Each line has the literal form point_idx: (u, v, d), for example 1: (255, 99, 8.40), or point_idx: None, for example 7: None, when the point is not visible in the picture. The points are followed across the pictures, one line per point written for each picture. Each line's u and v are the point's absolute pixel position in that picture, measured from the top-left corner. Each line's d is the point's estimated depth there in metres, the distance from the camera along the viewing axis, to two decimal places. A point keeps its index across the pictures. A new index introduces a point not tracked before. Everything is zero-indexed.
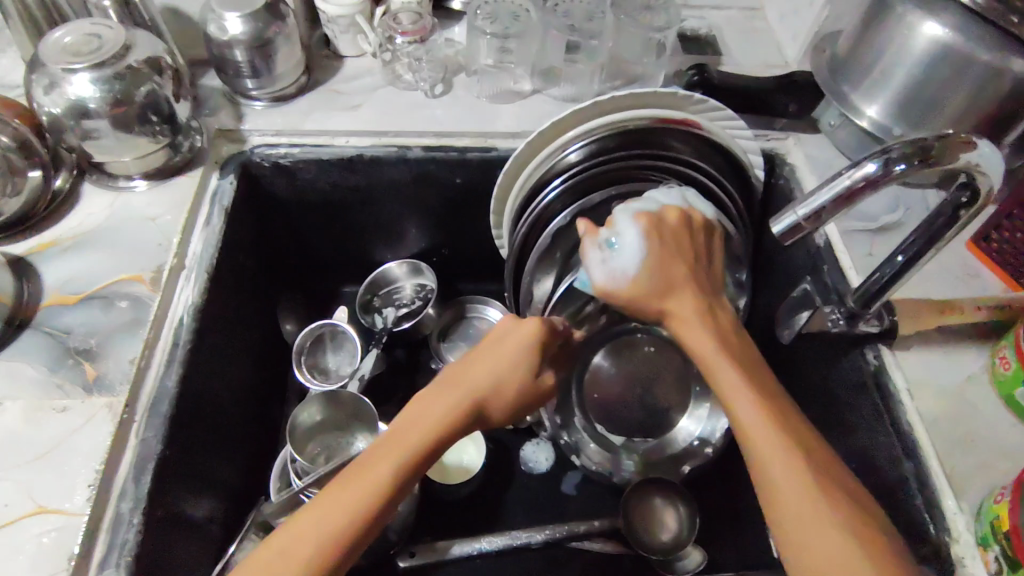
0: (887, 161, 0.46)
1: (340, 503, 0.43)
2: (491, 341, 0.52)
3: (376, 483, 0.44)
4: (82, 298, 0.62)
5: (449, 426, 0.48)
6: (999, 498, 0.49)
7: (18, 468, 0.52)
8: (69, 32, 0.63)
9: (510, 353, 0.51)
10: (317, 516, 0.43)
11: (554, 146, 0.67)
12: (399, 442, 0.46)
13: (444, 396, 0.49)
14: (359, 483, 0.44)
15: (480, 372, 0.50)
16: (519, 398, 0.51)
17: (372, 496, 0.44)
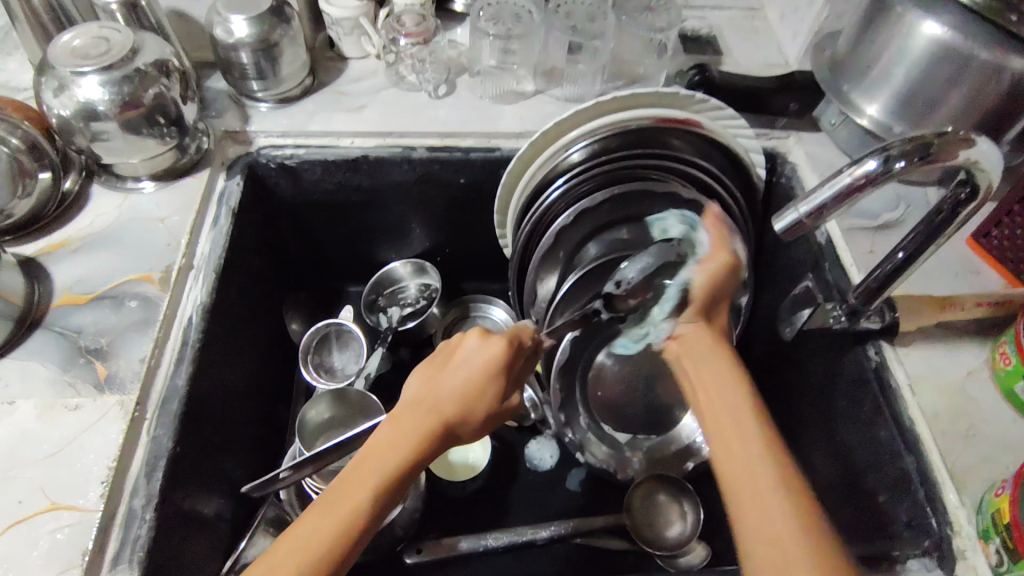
0: (887, 158, 0.46)
1: (310, 543, 0.43)
2: (456, 360, 0.52)
3: (352, 516, 0.44)
4: (92, 298, 0.63)
5: (415, 459, 0.47)
6: (1000, 491, 0.50)
7: (31, 465, 0.53)
8: (78, 35, 0.64)
9: (477, 376, 0.50)
10: (289, 554, 0.43)
11: (557, 145, 0.68)
12: (372, 471, 0.46)
13: (411, 427, 0.48)
14: (332, 515, 0.44)
15: (449, 397, 0.50)
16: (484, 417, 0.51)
17: (343, 530, 0.44)
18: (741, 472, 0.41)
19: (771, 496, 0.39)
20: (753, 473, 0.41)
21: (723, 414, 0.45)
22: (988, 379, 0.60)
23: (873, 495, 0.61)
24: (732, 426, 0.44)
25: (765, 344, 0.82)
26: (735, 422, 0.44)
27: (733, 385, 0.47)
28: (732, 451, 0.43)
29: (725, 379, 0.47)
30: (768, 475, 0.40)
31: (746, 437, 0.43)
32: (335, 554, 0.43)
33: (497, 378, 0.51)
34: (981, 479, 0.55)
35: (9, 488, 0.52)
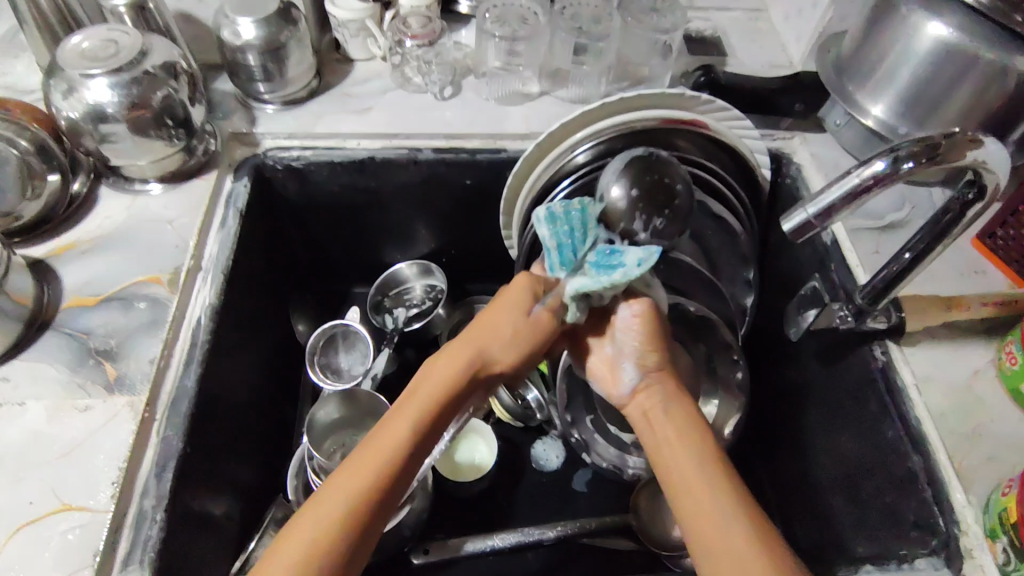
0: (895, 160, 0.47)
1: (366, 460, 0.46)
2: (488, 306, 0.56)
3: (404, 432, 0.48)
4: (101, 299, 0.63)
5: (454, 387, 0.51)
6: (1007, 490, 0.50)
7: (42, 466, 0.53)
8: (87, 38, 0.64)
9: (502, 306, 0.55)
10: (348, 474, 0.46)
11: (564, 146, 0.69)
12: (418, 398, 0.50)
13: (447, 359, 0.53)
14: (382, 443, 0.47)
15: (477, 331, 0.54)
16: (516, 344, 0.54)
17: (396, 447, 0.47)
18: (710, 532, 0.45)
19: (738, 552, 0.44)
20: (721, 533, 0.45)
21: (688, 474, 0.48)
22: (995, 379, 0.60)
23: (880, 495, 0.62)
24: (694, 484, 0.47)
25: (770, 344, 0.82)
26: (695, 482, 0.48)
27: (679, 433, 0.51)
28: (699, 511, 0.46)
29: (679, 439, 0.51)
30: (726, 513, 0.46)
31: (708, 493, 0.47)
32: (390, 469, 0.47)
33: (523, 304, 0.55)
34: (988, 479, 0.55)
35: (20, 489, 0.52)
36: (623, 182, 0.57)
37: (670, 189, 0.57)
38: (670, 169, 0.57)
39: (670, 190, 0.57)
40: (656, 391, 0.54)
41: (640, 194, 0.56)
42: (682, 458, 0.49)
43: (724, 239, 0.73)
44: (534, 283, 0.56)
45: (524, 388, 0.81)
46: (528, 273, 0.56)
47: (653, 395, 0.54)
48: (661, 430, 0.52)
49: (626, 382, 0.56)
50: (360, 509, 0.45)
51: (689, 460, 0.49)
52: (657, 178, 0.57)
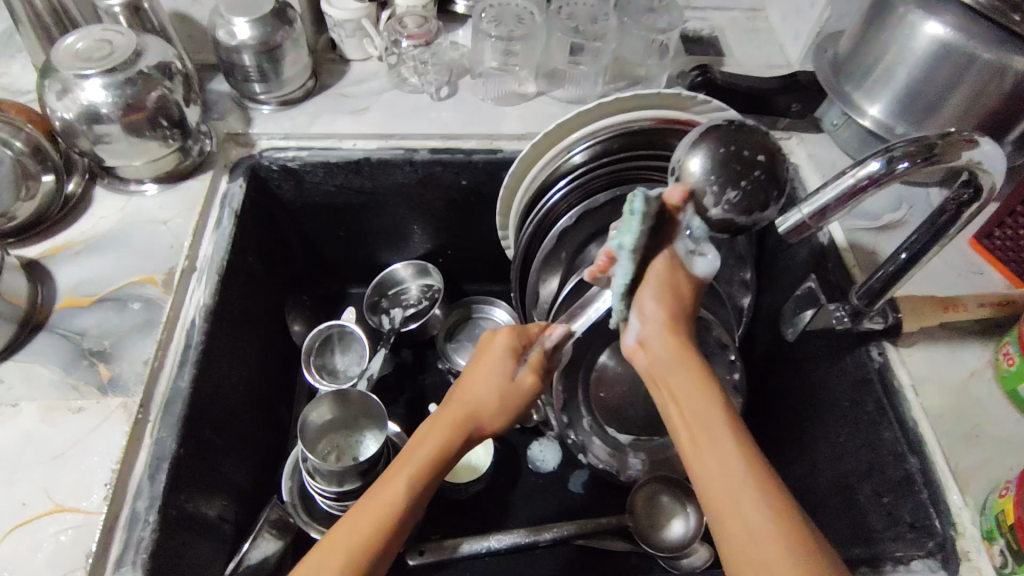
0: (890, 159, 0.46)
1: (357, 525, 0.45)
2: (477, 360, 0.54)
3: (393, 502, 0.46)
4: (95, 300, 0.63)
5: (442, 454, 0.49)
6: (1004, 492, 0.50)
7: (36, 467, 0.53)
8: (82, 38, 0.64)
9: (490, 364, 0.53)
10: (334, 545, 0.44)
11: (560, 146, 0.69)
12: (412, 458, 0.49)
13: (440, 422, 0.51)
14: (375, 508, 0.46)
15: (465, 394, 0.52)
16: (502, 406, 0.51)
17: (386, 520, 0.46)
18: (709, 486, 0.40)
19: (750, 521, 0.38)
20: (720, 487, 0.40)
21: (694, 422, 0.43)
22: (992, 379, 0.60)
23: (877, 496, 0.61)
24: (707, 443, 0.42)
25: (767, 345, 0.82)
26: (711, 440, 0.42)
27: (691, 376, 0.45)
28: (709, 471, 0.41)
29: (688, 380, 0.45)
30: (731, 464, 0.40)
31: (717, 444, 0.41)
32: (380, 539, 0.45)
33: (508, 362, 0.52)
34: (985, 480, 0.55)
35: (13, 491, 0.52)
36: (700, 151, 0.48)
37: (747, 160, 0.47)
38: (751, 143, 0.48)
39: (750, 160, 0.47)
40: (663, 336, 0.47)
41: (713, 163, 0.48)
42: (694, 403, 0.43)
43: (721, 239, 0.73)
44: (517, 337, 0.54)
45: None
46: (511, 327, 0.54)
47: (659, 343, 0.47)
48: (672, 382, 0.45)
49: (630, 332, 0.48)
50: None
51: (704, 414, 0.43)
52: (734, 150, 0.48)
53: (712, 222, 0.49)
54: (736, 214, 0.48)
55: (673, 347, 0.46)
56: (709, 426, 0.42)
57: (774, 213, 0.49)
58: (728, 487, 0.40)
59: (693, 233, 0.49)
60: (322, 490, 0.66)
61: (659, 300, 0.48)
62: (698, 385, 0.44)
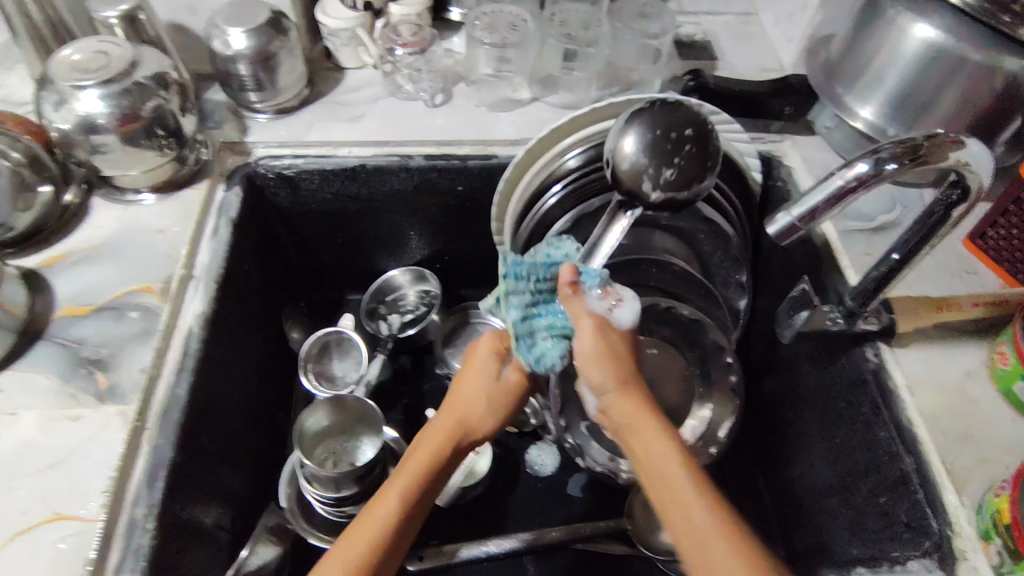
0: (878, 161, 0.47)
1: (355, 538, 0.48)
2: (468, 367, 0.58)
3: (387, 507, 0.49)
4: (93, 310, 0.64)
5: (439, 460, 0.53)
6: (999, 492, 0.50)
7: (34, 475, 0.53)
8: (78, 50, 0.64)
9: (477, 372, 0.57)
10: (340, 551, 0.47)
11: (554, 151, 0.69)
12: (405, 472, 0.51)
13: (430, 433, 0.54)
14: (367, 523, 0.48)
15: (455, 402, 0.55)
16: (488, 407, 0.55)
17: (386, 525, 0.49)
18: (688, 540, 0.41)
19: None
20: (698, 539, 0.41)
21: (661, 472, 0.44)
22: (987, 379, 0.60)
23: (873, 497, 0.61)
24: (672, 500, 0.43)
25: (762, 348, 0.82)
26: (679, 502, 0.43)
27: (652, 428, 0.47)
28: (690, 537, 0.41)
29: (649, 430, 0.47)
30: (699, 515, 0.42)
31: (682, 495, 0.43)
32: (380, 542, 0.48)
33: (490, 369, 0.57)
34: (980, 480, 0.55)
35: (11, 500, 0.52)
36: (630, 134, 0.51)
37: (676, 141, 0.50)
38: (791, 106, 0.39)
39: (679, 138, 0.50)
40: (633, 399, 0.48)
41: (645, 145, 0.50)
42: (658, 454, 0.45)
43: (716, 242, 0.74)
44: (500, 340, 0.58)
45: None
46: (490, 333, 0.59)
47: (629, 405, 0.48)
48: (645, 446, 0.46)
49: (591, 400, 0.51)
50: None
51: (666, 471, 0.44)
52: (663, 131, 0.50)
53: (655, 205, 0.51)
54: (676, 192, 0.50)
55: (636, 405, 0.48)
56: (673, 477, 0.44)
57: (712, 183, 0.52)
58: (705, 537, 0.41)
59: (596, 292, 0.50)
60: (320, 496, 0.66)
61: (608, 367, 0.48)
62: (662, 434, 0.46)
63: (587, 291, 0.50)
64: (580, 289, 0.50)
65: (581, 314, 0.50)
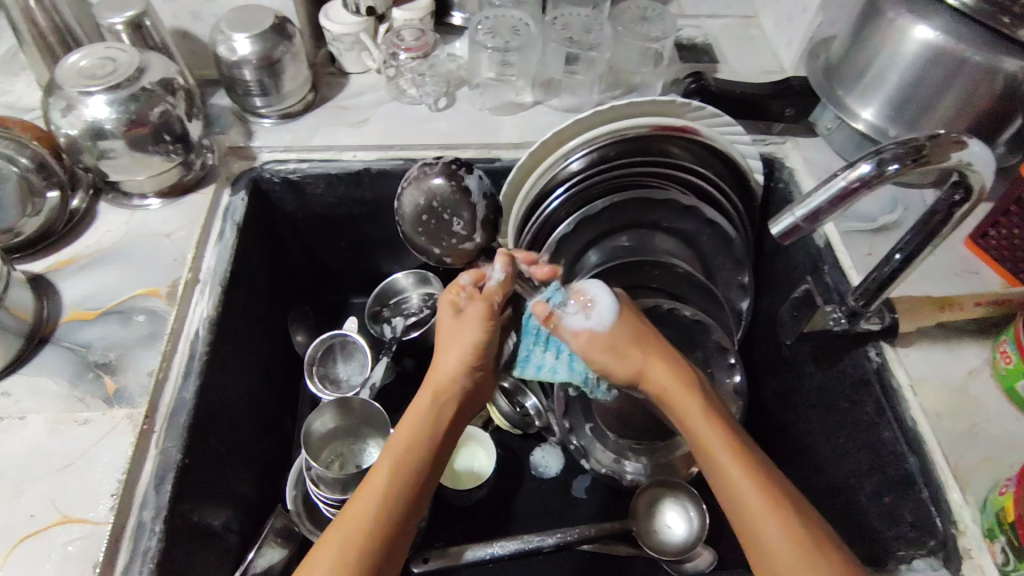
0: (880, 161, 0.47)
1: (356, 508, 0.49)
2: (450, 325, 0.59)
3: (377, 477, 0.51)
4: (101, 313, 0.64)
5: (438, 422, 0.55)
6: (1004, 490, 0.50)
7: (42, 478, 0.54)
8: (85, 56, 0.65)
9: (451, 326, 0.58)
10: (352, 515, 0.49)
11: (557, 153, 0.69)
12: (396, 442, 0.54)
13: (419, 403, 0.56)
14: (367, 488, 0.50)
15: (439, 365, 0.58)
16: (474, 356, 0.57)
17: (393, 481, 0.51)
18: (741, 507, 0.48)
19: (765, 525, 0.46)
20: (749, 506, 0.47)
21: (713, 447, 0.51)
22: (990, 378, 0.60)
23: (878, 496, 0.62)
24: (722, 472, 0.50)
25: (765, 349, 0.82)
26: (722, 475, 0.50)
27: (693, 406, 0.54)
28: (727, 485, 0.49)
29: (690, 408, 0.54)
30: (745, 484, 0.48)
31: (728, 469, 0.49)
32: (389, 494, 0.50)
33: (462, 316, 0.58)
34: (984, 478, 0.55)
35: (21, 503, 0.53)
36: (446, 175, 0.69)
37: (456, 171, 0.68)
38: (445, 187, 0.65)
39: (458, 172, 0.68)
40: (659, 366, 0.56)
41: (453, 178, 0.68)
42: (705, 430, 0.52)
43: (718, 244, 0.74)
44: (484, 295, 0.58)
45: (523, 395, 0.82)
46: (448, 289, 0.60)
47: (660, 381, 0.56)
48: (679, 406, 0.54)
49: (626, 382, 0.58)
50: (369, 538, 0.48)
51: (713, 445, 0.51)
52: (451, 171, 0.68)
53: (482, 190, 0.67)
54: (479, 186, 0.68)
55: (674, 386, 0.55)
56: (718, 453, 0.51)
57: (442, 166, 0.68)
58: (756, 505, 0.47)
59: (564, 304, 0.58)
60: (326, 498, 0.66)
61: (618, 357, 0.57)
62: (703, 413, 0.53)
63: (563, 309, 0.58)
64: (556, 315, 0.57)
65: (569, 332, 0.57)
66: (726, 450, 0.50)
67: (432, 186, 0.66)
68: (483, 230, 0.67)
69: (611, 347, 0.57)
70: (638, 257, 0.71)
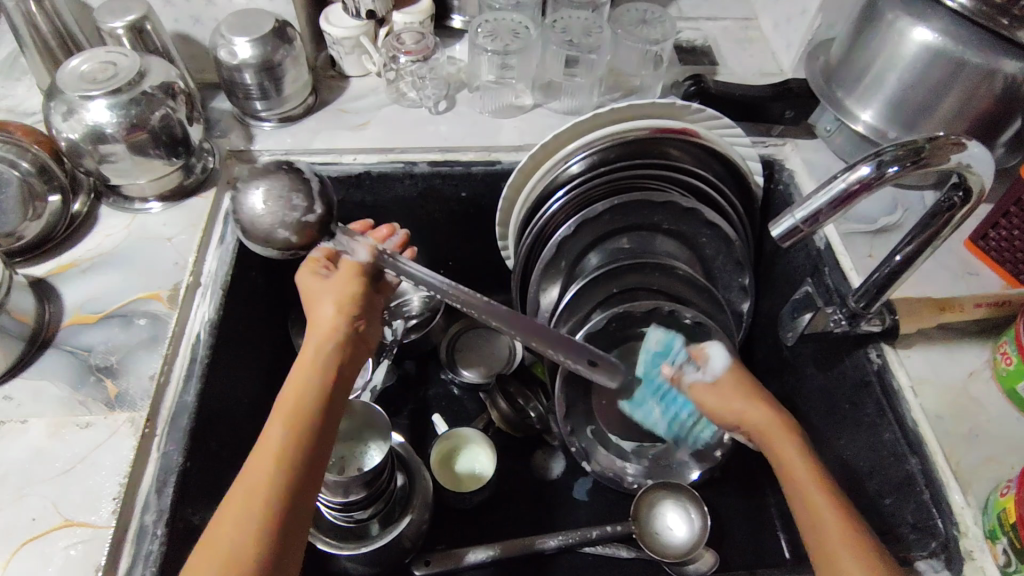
0: (880, 164, 0.47)
1: (264, 460, 0.47)
2: (318, 289, 0.58)
3: (277, 429, 0.49)
4: (102, 317, 0.64)
5: (325, 377, 0.53)
6: (1005, 491, 0.50)
7: (44, 482, 0.54)
8: (86, 60, 0.65)
9: (321, 288, 0.57)
10: (255, 471, 0.47)
11: (556, 158, 0.70)
12: (288, 397, 0.51)
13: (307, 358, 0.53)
14: (266, 442, 0.48)
15: (314, 324, 0.56)
16: (348, 305, 0.56)
17: (284, 438, 0.48)
18: (820, 537, 0.50)
19: (844, 555, 0.48)
20: (827, 535, 0.49)
21: (803, 483, 0.53)
22: (991, 379, 0.60)
23: (879, 498, 0.62)
24: (807, 503, 0.52)
25: (765, 351, 0.82)
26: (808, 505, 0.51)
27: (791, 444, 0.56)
28: (810, 513, 0.51)
29: (789, 449, 0.55)
30: (825, 510, 0.50)
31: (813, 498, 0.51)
32: (284, 450, 0.48)
33: (327, 275, 0.58)
34: (985, 479, 0.55)
35: (23, 507, 0.53)
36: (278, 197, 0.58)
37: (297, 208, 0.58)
38: (273, 180, 0.57)
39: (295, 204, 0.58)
40: (760, 409, 0.59)
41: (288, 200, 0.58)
42: (795, 463, 0.54)
43: (718, 245, 0.74)
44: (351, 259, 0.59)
45: (524, 398, 0.83)
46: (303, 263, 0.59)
47: (762, 420, 0.58)
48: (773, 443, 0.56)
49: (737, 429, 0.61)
50: (276, 500, 0.46)
51: (800, 478, 0.53)
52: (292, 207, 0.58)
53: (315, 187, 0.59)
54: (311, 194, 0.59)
55: (775, 428, 0.57)
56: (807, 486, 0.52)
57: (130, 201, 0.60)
58: (832, 534, 0.49)
59: (684, 364, 0.64)
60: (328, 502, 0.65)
61: (730, 400, 0.60)
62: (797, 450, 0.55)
63: (687, 368, 0.64)
64: (677, 373, 0.64)
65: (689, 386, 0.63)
66: (814, 480, 0.52)
67: (253, 214, 0.57)
68: (321, 200, 0.58)
69: (725, 393, 0.61)
70: (636, 258, 0.70)
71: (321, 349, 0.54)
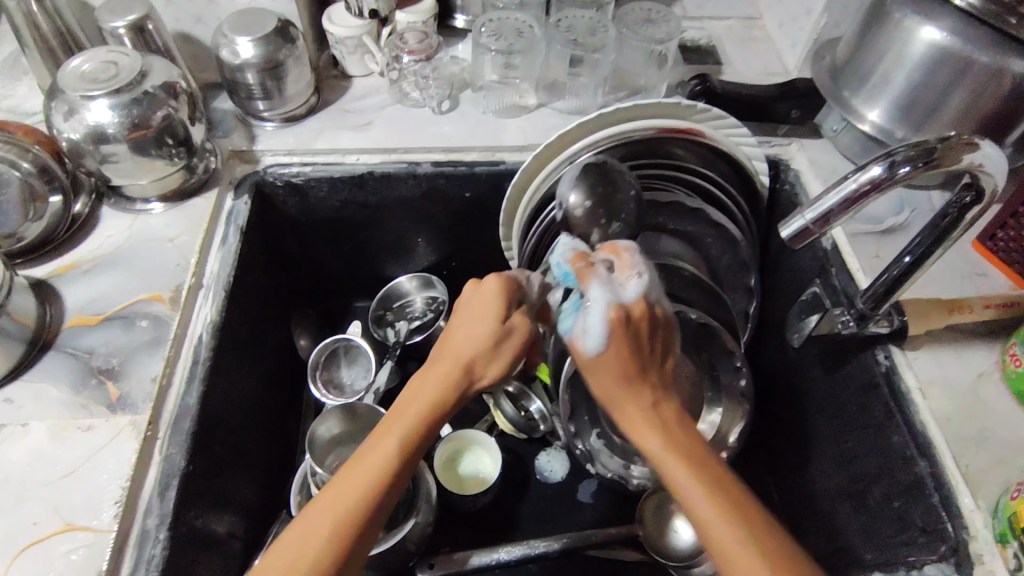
0: (892, 164, 0.47)
1: (346, 490, 0.43)
2: (475, 308, 0.49)
3: (374, 459, 0.44)
4: (104, 319, 0.63)
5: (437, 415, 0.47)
6: (1016, 495, 0.50)
7: (46, 485, 0.53)
8: (87, 59, 0.65)
9: (471, 312, 0.49)
10: (331, 500, 0.43)
11: (562, 158, 0.68)
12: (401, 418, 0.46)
13: (436, 380, 0.47)
14: (358, 470, 0.44)
15: (450, 345, 0.49)
16: (493, 344, 0.48)
17: (371, 477, 0.43)
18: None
19: None
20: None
21: (702, 510, 0.43)
22: (999, 381, 0.60)
23: (888, 501, 0.61)
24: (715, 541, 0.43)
25: (770, 351, 0.82)
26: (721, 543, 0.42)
27: (673, 456, 0.46)
28: (699, 521, 0.43)
29: (682, 460, 0.46)
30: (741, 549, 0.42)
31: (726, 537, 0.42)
32: (363, 497, 0.43)
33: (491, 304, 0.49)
34: (994, 482, 0.54)
35: (24, 510, 0.52)
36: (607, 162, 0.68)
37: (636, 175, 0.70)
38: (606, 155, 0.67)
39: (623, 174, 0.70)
40: (635, 399, 0.49)
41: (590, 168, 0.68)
42: (680, 476, 0.45)
43: (725, 246, 0.74)
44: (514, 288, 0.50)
45: (528, 399, 0.82)
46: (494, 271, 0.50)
47: (629, 409, 0.48)
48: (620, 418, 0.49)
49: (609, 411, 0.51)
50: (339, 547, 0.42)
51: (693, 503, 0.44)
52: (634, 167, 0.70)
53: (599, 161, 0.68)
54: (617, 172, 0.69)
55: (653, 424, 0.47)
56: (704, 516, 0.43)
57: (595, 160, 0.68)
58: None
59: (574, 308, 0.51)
60: None
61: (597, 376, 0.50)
62: (679, 462, 0.45)
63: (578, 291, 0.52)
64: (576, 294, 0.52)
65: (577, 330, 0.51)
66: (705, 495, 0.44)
67: None
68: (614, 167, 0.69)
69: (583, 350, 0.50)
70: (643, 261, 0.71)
71: (443, 387, 0.47)
